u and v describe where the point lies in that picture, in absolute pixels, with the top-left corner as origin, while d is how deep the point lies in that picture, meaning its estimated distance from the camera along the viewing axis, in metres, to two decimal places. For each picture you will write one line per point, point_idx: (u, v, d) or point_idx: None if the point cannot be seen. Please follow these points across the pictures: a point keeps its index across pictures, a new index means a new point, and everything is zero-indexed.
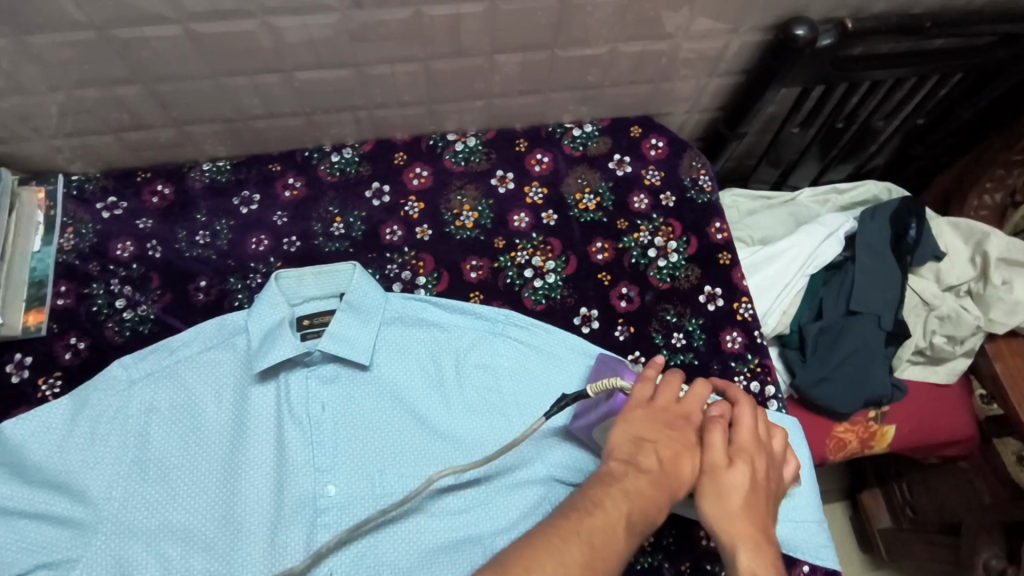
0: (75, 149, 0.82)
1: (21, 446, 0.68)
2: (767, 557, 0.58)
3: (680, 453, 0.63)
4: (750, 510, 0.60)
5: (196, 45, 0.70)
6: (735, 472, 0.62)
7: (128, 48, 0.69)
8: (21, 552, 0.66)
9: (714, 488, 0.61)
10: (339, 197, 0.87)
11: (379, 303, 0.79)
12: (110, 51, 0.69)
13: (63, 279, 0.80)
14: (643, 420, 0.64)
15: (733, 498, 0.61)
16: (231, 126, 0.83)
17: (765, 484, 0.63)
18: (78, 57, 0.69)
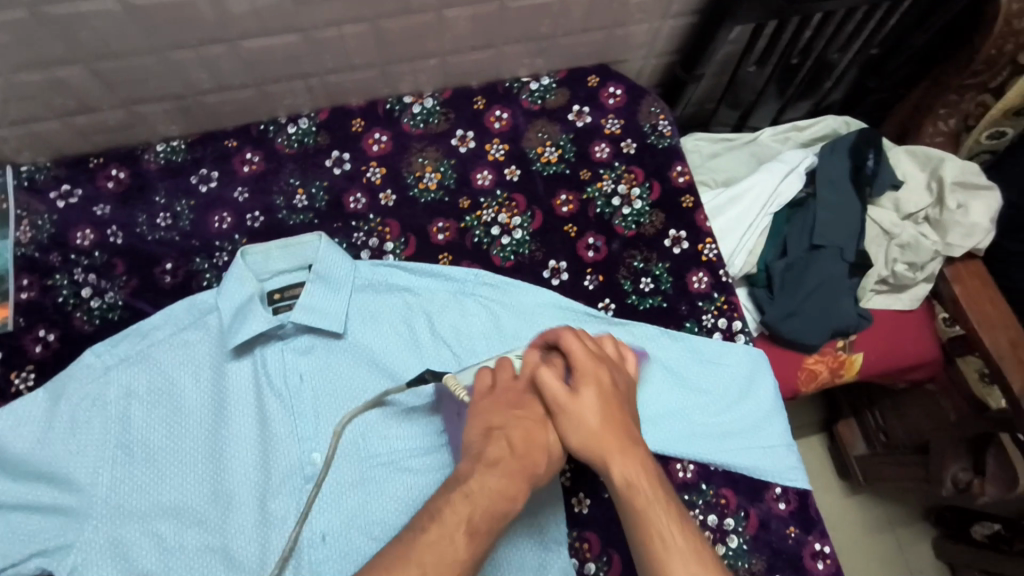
0: (20, 138, 0.80)
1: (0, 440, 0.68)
2: (637, 458, 0.59)
3: (532, 426, 0.60)
4: (610, 427, 0.60)
5: (133, 18, 0.68)
6: (582, 402, 0.60)
7: (62, 26, 0.67)
8: (16, 541, 0.67)
9: (568, 425, 0.60)
10: (299, 169, 0.86)
11: (347, 271, 0.79)
12: (44, 31, 0.67)
13: (24, 272, 0.79)
14: (487, 412, 0.61)
15: (589, 423, 0.60)
16: (180, 102, 0.82)
17: (613, 388, 0.63)
18: (10, 39, 0.67)
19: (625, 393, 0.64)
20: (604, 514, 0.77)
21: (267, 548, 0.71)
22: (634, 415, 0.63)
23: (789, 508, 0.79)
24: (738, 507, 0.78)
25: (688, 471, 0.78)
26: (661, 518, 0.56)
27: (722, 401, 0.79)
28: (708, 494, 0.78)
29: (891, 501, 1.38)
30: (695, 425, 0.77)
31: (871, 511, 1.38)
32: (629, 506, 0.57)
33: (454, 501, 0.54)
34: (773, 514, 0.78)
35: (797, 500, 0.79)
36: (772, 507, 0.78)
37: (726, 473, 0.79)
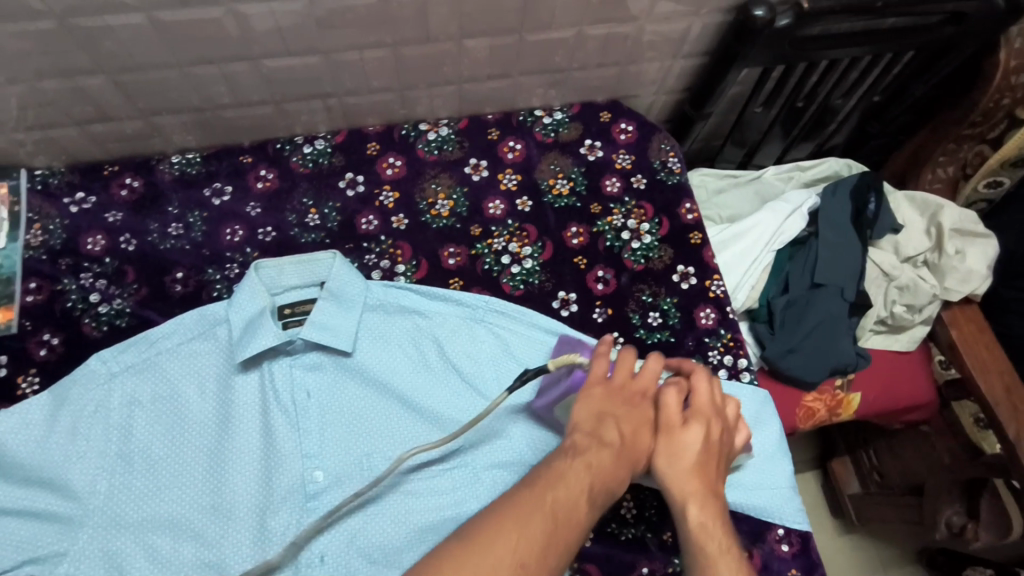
0: (38, 142, 0.81)
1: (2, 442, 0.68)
2: (715, 511, 0.60)
3: (637, 425, 0.64)
4: (702, 477, 0.62)
5: (161, 34, 0.69)
6: (687, 435, 0.63)
7: (90, 37, 0.68)
8: (7, 547, 0.66)
9: (669, 452, 0.63)
10: (313, 189, 0.87)
11: (359, 290, 0.80)
12: (72, 41, 0.68)
13: (33, 276, 0.79)
14: (605, 398, 0.64)
15: (685, 465, 0.62)
16: (199, 115, 0.83)
17: (718, 442, 0.65)
18: (38, 47, 0.68)
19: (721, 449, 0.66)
20: (604, 547, 0.76)
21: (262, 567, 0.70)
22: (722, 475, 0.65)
23: (792, 551, 0.78)
24: (740, 548, 0.78)
25: None
26: (725, 566, 0.55)
27: None
28: None
29: (884, 543, 1.38)
30: None
31: (863, 553, 1.37)
32: (698, 547, 0.58)
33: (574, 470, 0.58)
34: (774, 555, 0.77)
35: (799, 542, 0.79)
36: (774, 549, 0.78)
37: (728, 511, 0.80)
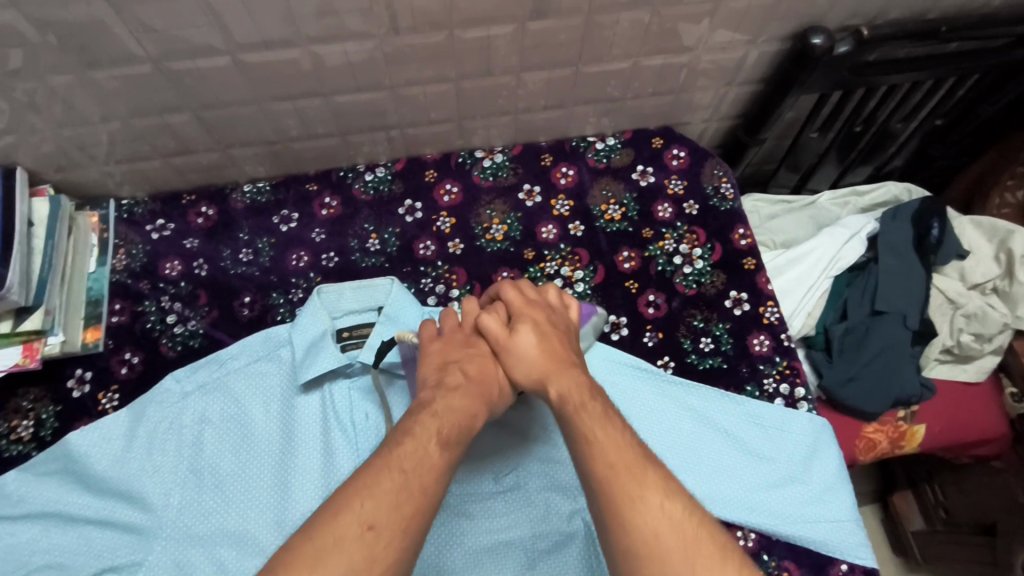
0: (127, 174, 0.87)
1: (87, 456, 0.73)
2: (574, 378, 0.61)
3: (480, 359, 0.64)
4: (547, 361, 0.63)
5: (244, 74, 0.74)
6: (520, 337, 0.64)
7: (180, 78, 0.74)
8: (91, 557, 0.70)
9: (510, 356, 0.63)
10: (374, 215, 0.90)
11: (414, 315, 0.82)
12: (165, 82, 0.74)
13: (118, 297, 0.84)
14: (443, 348, 0.65)
15: (529, 356, 0.63)
16: (271, 148, 0.87)
17: (551, 326, 0.67)
18: (134, 87, 0.74)
19: (568, 333, 0.68)
20: None
21: None
22: (576, 350, 0.66)
23: None
24: None
25: (748, 540, 0.75)
26: (597, 420, 0.56)
27: (784, 468, 0.78)
28: (770, 566, 0.74)
29: None
30: (753, 489, 0.76)
31: None
32: (565, 415, 0.57)
33: (416, 424, 0.55)
34: None
35: None
36: None
37: (788, 544, 0.75)
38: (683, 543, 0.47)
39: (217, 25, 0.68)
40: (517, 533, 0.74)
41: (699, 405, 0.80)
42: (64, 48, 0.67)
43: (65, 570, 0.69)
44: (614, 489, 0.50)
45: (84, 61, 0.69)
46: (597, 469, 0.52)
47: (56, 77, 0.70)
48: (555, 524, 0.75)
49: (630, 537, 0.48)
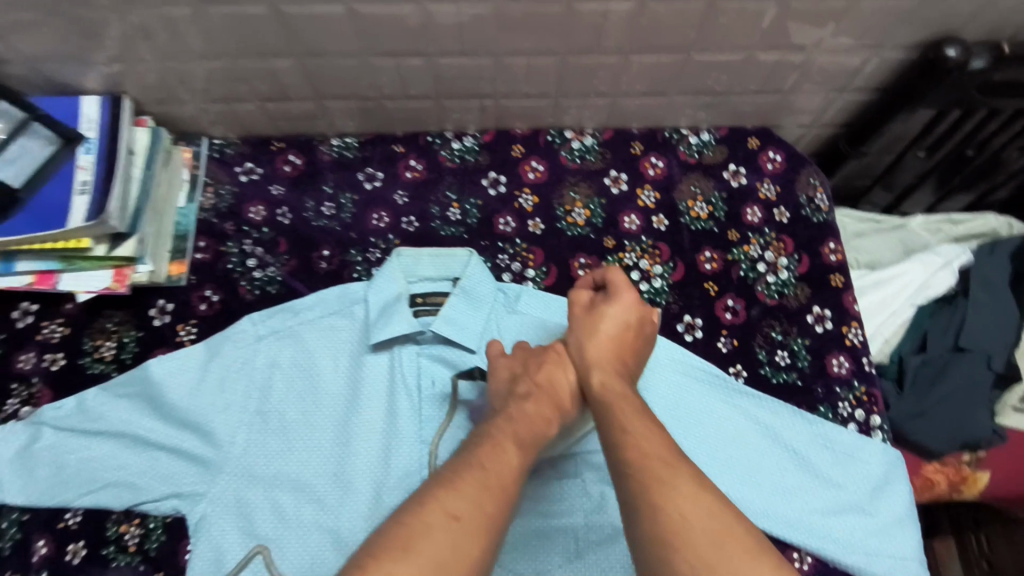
0: (222, 114, 0.88)
1: (161, 385, 0.75)
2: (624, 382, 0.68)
3: (555, 369, 0.71)
4: (610, 345, 0.70)
5: (354, 25, 0.73)
6: (602, 312, 0.72)
7: (291, 22, 0.73)
8: (158, 482, 0.72)
9: (577, 327, 0.72)
10: (457, 183, 0.90)
11: (490, 292, 0.82)
12: (276, 26, 0.73)
13: (203, 235, 0.86)
14: (510, 362, 0.72)
15: (597, 334, 0.71)
16: (365, 103, 0.87)
17: (632, 323, 0.72)
18: (245, 27, 0.74)
19: (647, 335, 0.73)
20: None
21: None
22: (639, 358, 0.73)
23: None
24: None
25: (802, 562, 0.75)
26: (641, 423, 0.60)
27: (850, 495, 0.75)
28: None
29: None
30: (813, 512, 0.75)
31: None
32: (604, 400, 0.65)
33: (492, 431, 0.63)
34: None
35: None
36: None
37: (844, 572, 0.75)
38: (712, 529, 0.52)
39: None
40: (580, 519, 0.74)
41: (765, 417, 0.78)
42: None
43: (135, 491, 0.72)
44: (656, 486, 0.54)
45: None
46: (633, 454, 0.57)
47: (173, 8, 0.71)
48: (609, 517, 0.74)
49: (662, 522, 0.52)
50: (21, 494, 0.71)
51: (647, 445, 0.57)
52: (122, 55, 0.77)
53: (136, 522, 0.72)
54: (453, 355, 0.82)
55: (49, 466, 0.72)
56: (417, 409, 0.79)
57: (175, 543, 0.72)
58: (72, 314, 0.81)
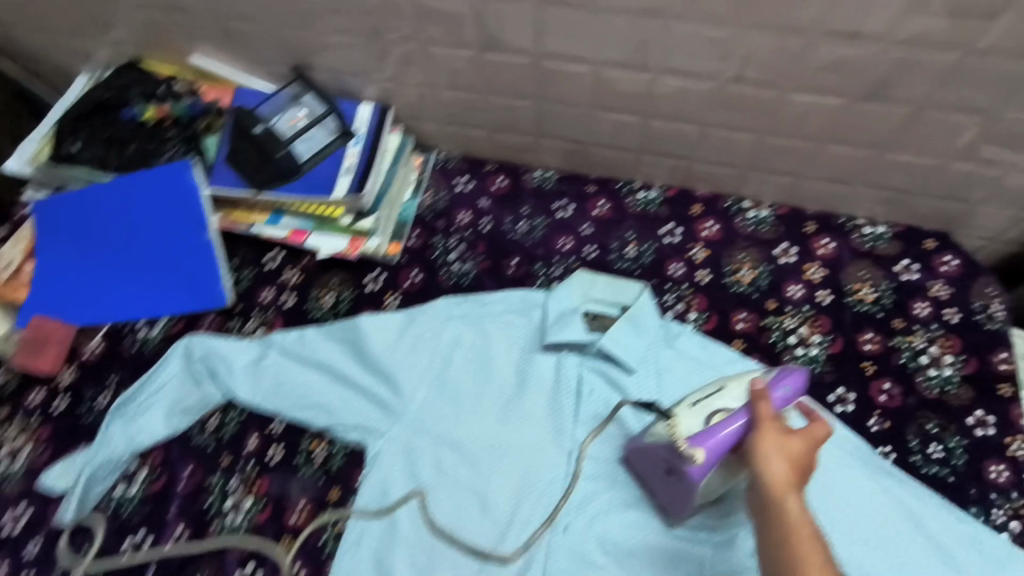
0: (455, 136, 1.05)
1: (367, 335, 0.90)
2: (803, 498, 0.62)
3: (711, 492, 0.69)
4: (793, 478, 0.63)
5: (593, 82, 0.87)
6: (791, 442, 0.66)
7: (545, 74, 0.89)
8: (350, 413, 0.87)
9: (762, 447, 0.65)
10: (637, 226, 1.00)
11: (653, 323, 0.90)
12: (530, 74, 0.89)
13: (417, 227, 1.02)
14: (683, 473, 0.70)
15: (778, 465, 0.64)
16: (573, 146, 1.01)
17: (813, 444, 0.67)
18: (507, 73, 0.90)
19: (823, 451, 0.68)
20: None
21: (517, 513, 0.82)
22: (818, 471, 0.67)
23: None
24: None
25: None
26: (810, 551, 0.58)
27: None
28: None
29: None
30: None
31: None
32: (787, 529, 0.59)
33: None
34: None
35: None
36: None
37: None
38: None
39: (599, 41, 0.81)
40: (705, 550, 0.79)
41: (911, 502, 0.77)
42: (479, 32, 0.84)
43: (332, 416, 0.87)
44: None
45: (486, 44, 0.86)
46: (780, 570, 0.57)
47: (459, 51, 0.88)
48: (738, 556, 0.78)
49: None
50: (248, 394, 0.88)
51: None
52: (403, 79, 0.96)
53: (324, 443, 0.87)
54: (611, 371, 0.88)
55: (273, 379, 0.89)
56: (573, 410, 0.87)
57: (351, 468, 0.85)
58: (307, 266, 0.99)
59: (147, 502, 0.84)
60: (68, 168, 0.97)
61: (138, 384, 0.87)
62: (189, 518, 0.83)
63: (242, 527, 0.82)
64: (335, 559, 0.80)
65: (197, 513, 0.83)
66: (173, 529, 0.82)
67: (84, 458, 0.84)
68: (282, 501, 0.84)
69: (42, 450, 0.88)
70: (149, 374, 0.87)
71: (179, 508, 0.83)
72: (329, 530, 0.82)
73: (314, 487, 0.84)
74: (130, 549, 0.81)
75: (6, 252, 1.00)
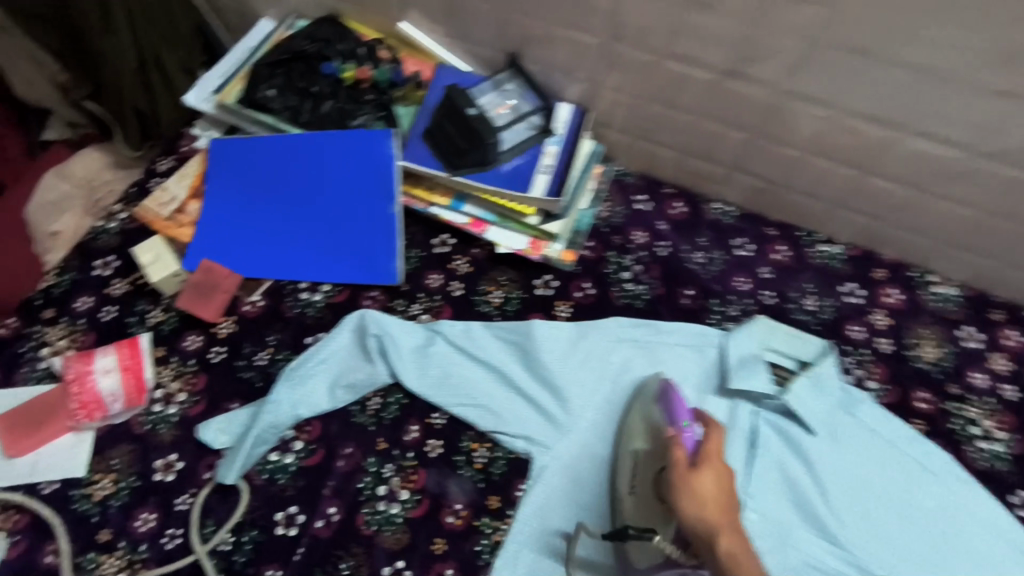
0: (642, 152, 1.01)
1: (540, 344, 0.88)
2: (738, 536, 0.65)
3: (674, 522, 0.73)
4: (722, 505, 0.67)
5: (834, 129, 0.83)
6: (705, 473, 0.69)
7: (780, 112, 0.84)
8: (517, 421, 0.85)
9: (686, 494, 0.68)
10: (818, 280, 0.98)
11: (835, 386, 0.88)
12: (764, 107, 0.84)
13: (592, 237, 0.99)
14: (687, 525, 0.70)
15: (708, 505, 0.67)
16: (765, 185, 0.96)
17: (730, 486, 0.69)
18: (736, 102, 0.85)
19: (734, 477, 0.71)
20: None
21: None
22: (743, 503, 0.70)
23: None
24: None
25: None
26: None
27: None
28: None
29: None
30: None
31: None
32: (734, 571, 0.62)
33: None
34: None
35: None
36: None
37: None
38: None
39: (860, 88, 0.77)
40: None
41: None
42: (731, 54, 0.80)
43: (498, 420, 0.85)
44: None
45: (730, 68, 0.82)
46: None
47: (698, 72, 0.84)
48: None
49: None
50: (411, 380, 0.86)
51: None
52: (617, 85, 0.91)
53: (487, 446, 0.85)
54: (789, 428, 0.87)
55: (437, 370, 0.86)
56: (749, 464, 0.85)
57: (513, 477, 0.83)
58: (477, 257, 0.96)
59: (301, 475, 0.80)
60: (257, 113, 0.96)
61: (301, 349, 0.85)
62: (343, 500, 0.79)
63: (396, 519, 0.79)
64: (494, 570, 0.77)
65: (352, 495, 0.80)
66: (326, 507, 0.79)
67: (247, 418, 0.82)
68: (440, 498, 0.81)
69: (196, 400, 0.84)
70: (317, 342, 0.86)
71: (335, 487, 0.80)
72: (486, 539, 0.79)
73: (474, 492, 0.82)
74: (283, 523, 0.78)
75: (173, 187, 0.98)
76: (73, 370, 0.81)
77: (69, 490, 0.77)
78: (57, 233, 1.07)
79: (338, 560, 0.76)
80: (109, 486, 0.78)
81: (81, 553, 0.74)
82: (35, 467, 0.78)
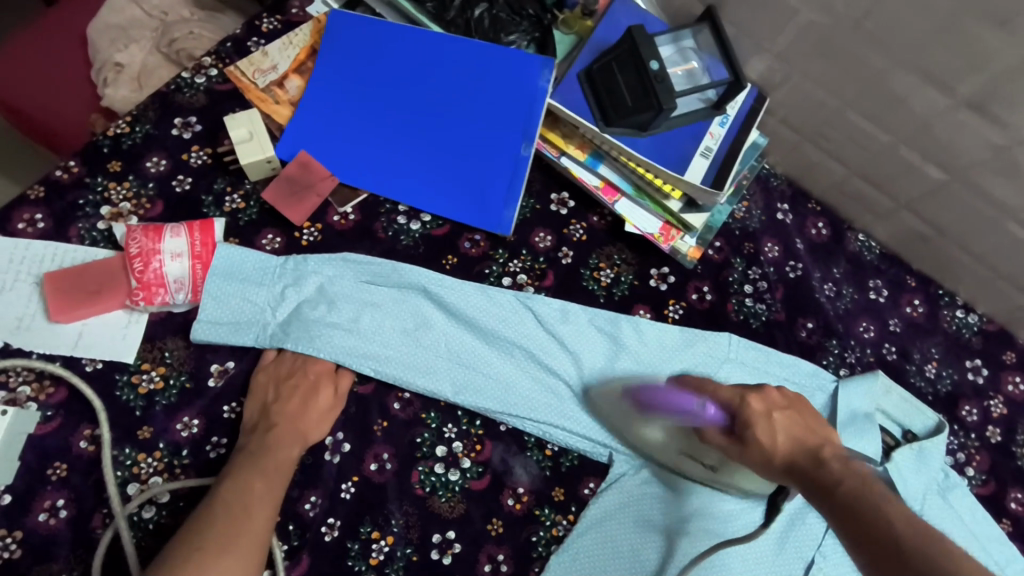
0: (804, 158, 0.89)
1: (634, 335, 0.81)
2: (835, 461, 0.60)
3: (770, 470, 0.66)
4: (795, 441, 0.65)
5: None
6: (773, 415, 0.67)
7: (1002, 163, 0.72)
8: (593, 423, 0.78)
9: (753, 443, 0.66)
10: (944, 345, 0.90)
11: (936, 464, 0.81)
12: (987, 154, 0.72)
13: (721, 237, 0.89)
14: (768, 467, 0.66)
15: (777, 449, 0.65)
16: (929, 234, 0.86)
17: (810, 424, 0.67)
18: (963, 140, 0.73)
19: (808, 413, 0.68)
20: None
21: None
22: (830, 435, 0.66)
23: None
24: None
25: None
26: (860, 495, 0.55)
27: None
28: None
29: None
30: None
31: None
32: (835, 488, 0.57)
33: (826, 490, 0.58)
34: None
35: None
36: None
37: None
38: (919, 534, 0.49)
39: None
40: None
41: None
42: (985, 83, 0.67)
43: (562, 409, 0.77)
44: (889, 539, 0.49)
45: (975, 101, 0.69)
46: (860, 524, 0.52)
47: (933, 92, 0.71)
48: None
49: (872, 535, 0.51)
50: (480, 342, 0.78)
51: (899, 526, 0.50)
52: (821, 78, 0.78)
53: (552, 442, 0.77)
54: None
55: (511, 339, 0.78)
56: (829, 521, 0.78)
57: (585, 475, 0.77)
58: (594, 228, 0.86)
59: (355, 406, 0.75)
60: None
61: (370, 277, 0.78)
62: (398, 448, 0.74)
63: (454, 487, 0.73)
64: (546, 568, 0.72)
65: (407, 448, 0.74)
66: (381, 452, 0.73)
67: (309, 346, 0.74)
68: (504, 477, 0.75)
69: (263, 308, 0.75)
70: (381, 275, 0.78)
71: (389, 431, 0.74)
72: (544, 530, 0.73)
73: (539, 479, 0.76)
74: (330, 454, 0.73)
75: (274, 54, 0.84)
76: (138, 245, 0.70)
77: (114, 375, 0.70)
78: (121, 66, 0.94)
79: (389, 513, 0.71)
80: (156, 381, 0.70)
81: (118, 446, 0.68)
82: (79, 340, 0.70)
